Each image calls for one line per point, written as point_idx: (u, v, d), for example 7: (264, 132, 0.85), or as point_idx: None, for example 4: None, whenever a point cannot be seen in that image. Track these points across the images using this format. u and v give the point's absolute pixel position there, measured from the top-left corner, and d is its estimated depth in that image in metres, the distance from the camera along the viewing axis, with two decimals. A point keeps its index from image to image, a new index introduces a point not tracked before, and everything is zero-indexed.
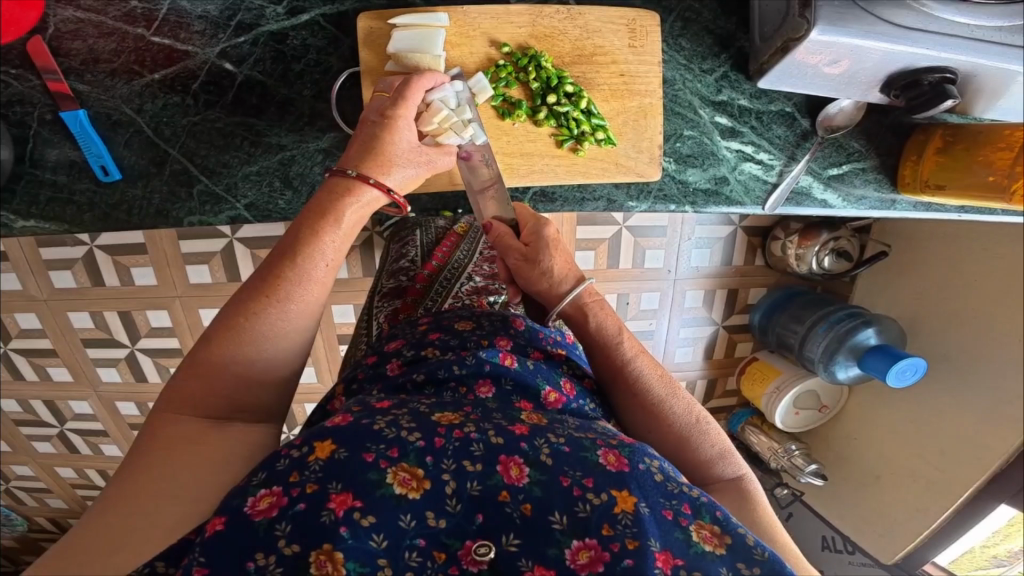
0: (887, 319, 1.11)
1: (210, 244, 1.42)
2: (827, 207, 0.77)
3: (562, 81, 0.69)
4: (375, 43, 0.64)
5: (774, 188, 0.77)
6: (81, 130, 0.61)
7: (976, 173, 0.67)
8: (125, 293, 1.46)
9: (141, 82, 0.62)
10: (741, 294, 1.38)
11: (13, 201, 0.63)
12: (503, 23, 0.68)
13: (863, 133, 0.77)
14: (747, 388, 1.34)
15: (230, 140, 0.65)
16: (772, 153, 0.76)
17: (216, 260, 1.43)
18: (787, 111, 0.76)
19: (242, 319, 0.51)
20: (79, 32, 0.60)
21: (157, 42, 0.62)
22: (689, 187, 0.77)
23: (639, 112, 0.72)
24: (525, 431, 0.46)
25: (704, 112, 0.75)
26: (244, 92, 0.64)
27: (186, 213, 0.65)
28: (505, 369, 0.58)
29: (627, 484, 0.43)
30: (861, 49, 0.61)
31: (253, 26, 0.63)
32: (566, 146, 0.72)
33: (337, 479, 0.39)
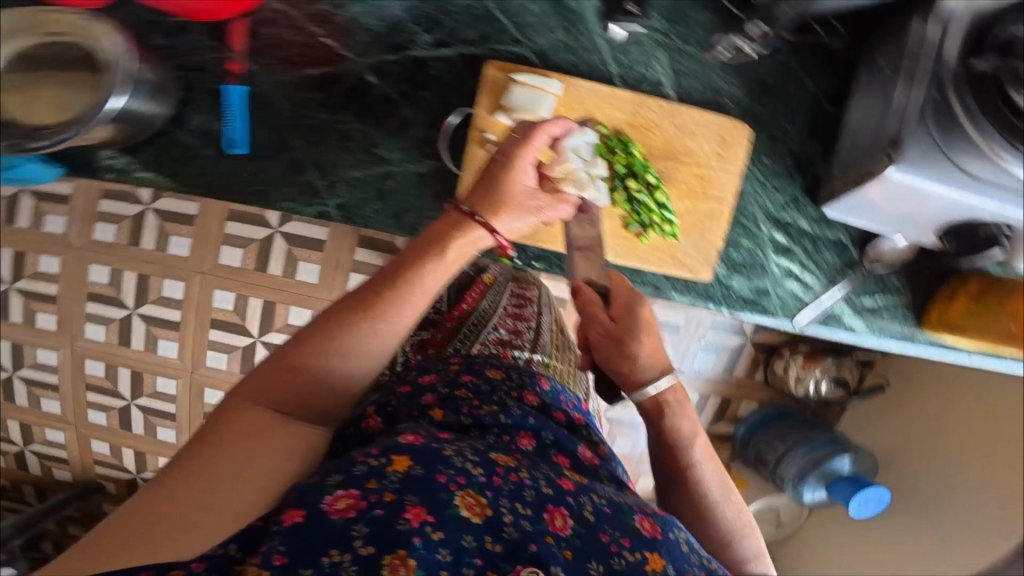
0: (863, 452, 1.23)
1: (252, 232, 1.49)
2: (851, 334, 0.83)
3: (646, 171, 0.78)
4: (496, 92, 0.72)
5: (808, 308, 0.83)
6: (232, 103, 0.68)
7: (1000, 323, 0.75)
8: (154, 259, 1.50)
9: (300, 72, 0.70)
10: (732, 404, 1.41)
11: (147, 152, 0.70)
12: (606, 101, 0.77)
13: (905, 271, 0.83)
14: None
15: (346, 143, 0.71)
16: (815, 276, 0.83)
17: (251, 248, 1.50)
18: (841, 240, 0.83)
19: (334, 328, 0.59)
20: (274, 28, 0.70)
21: (324, 44, 0.70)
22: (732, 292, 0.83)
23: (708, 215, 0.81)
24: (571, 488, 0.51)
25: (765, 227, 0.82)
26: (375, 103, 0.71)
27: (286, 199, 0.71)
28: (539, 425, 0.64)
29: (659, 548, 0.48)
30: (931, 193, 0.65)
31: (401, 48, 0.71)
32: (632, 230, 0.81)
33: (412, 492, 0.45)
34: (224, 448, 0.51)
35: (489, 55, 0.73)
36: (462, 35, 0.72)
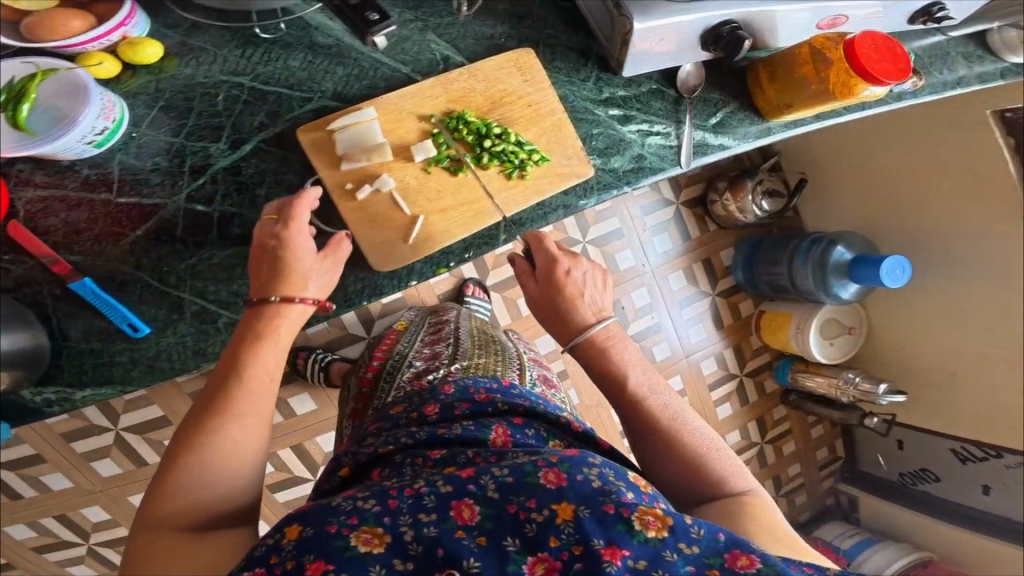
0: (850, 234, 1.19)
1: None
2: (727, 151, 0.73)
3: (489, 126, 0.71)
4: (322, 147, 0.70)
5: (682, 149, 0.72)
6: (93, 294, 0.67)
7: (806, 88, 0.67)
8: (93, 493, 1.26)
9: (129, 240, 0.69)
10: (715, 261, 1.46)
11: (62, 376, 0.67)
12: (423, 98, 0.71)
13: (719, 84, 0.74)
14: (771, 339, 1.44)
15: (232, 271, 0.71)
16: (665, 121, 0.73)
17: None
18: (655, 87, 0.73)
19: (175, 458, 0.54)
20: (47, 208, 0.68)
21: (126, 202, 0.69)
22: (619, 173, 0.72)
23: (555, 125, 0.72)
24: (470, 473, 0.52)
25: (597, 110, 0.73)
26: (226, 226, 0.70)
27: (220, 346, 0.69)
28: (449, 437, 0.66)
29: (565, 495, 0.49)
30: (676, 22, 0.62)
31: (204, 167, 0.70)
32: (514, 176, 0.71)
33: (310, 551, 0.45)
34: (273, 344, 0.61)
35: (292, 123, 0.71)
36: (246, 125, 0.70)
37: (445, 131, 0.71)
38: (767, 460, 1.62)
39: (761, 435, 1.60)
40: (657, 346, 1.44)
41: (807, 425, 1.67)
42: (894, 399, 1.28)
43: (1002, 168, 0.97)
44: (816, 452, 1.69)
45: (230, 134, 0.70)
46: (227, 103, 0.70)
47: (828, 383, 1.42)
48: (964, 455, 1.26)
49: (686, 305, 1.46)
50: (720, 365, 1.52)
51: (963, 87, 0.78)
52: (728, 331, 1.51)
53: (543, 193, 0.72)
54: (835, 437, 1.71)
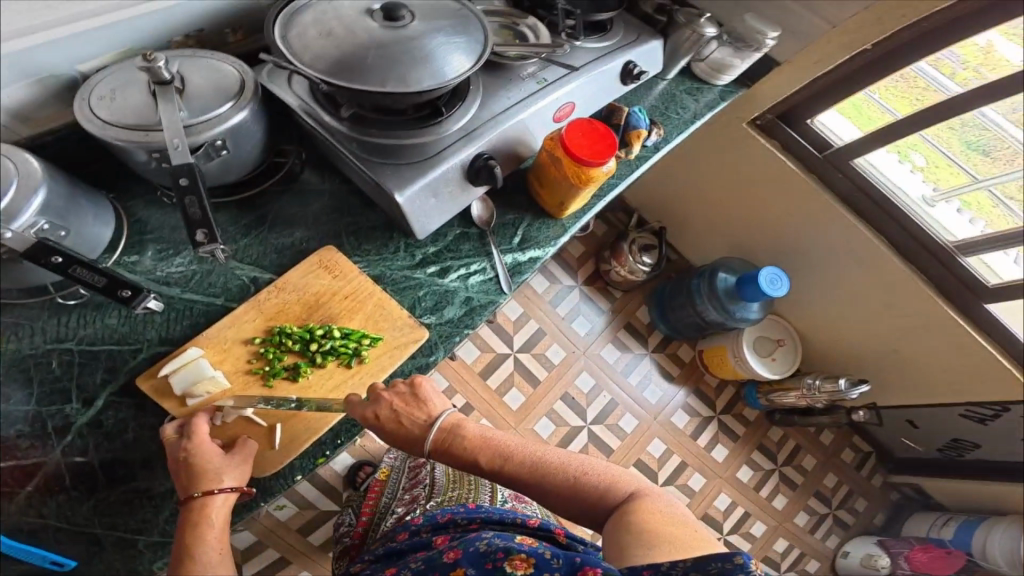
0: (726, 259, 1.24)
1: None
2: (539, 261, 0.76)
3: (312, 329, 0.68)
4: (166, 393, 0.65)
5: (501, 277, 0.74)
6: (7, 546, 0.62)
7: (565, 189, 0.72)
8: None
9: (23, 496, 0.66)
10: (637, 321, 1.49)
11: None
12: (241, 324, 0.68)
13: (507, 204, 0.78)
14: (721, 369, 1.44)
15: (133, 503, 0.67)
16: (478, 258, 0.75)
17: None
18: (459, 232, 0.76)
19: None
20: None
21: (4, 463, 0.66)
22: (455, 321, 0.72)
23: (379, 303, 0.70)
24: (396, 572, 0.57)
25: (417, 273, 0.73)
26: (108, 470, 0.68)
27: (149, 565, 0.66)
28: (398, 553, 0.63)
29: (458, 562, 0.51)
30: (432, 177, 0.67)
31: (66, 427, 0.68)
32: (354, 364, 0.68)
33: None
34: (213, 526, 0.59)
35: (139, 354, 0.70)
36: (93, 377, 0.70)
37: (272, 347, 0.67)
38: (795, 484, 1.56)
39: (773, 461, 1.56)
40: (622, 419, 1.44)
41: (815, 436, 1.61)
42: (860, 390, 1.26)
43: (782, 166, 1.13)
44: (840, 458, 1.62)
45: (80, 395, 0.69)
46: (65, 368, 0.70)
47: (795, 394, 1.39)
48: (980, 417, 1.24)
49: (632, 370, 1.47)
50: (692, 415, 1.51)
51: (700, 118, 0.90)
52: (681, 379, 1.52)
53: (390, 367, 0.68)
54: (850, 435, 1.65)
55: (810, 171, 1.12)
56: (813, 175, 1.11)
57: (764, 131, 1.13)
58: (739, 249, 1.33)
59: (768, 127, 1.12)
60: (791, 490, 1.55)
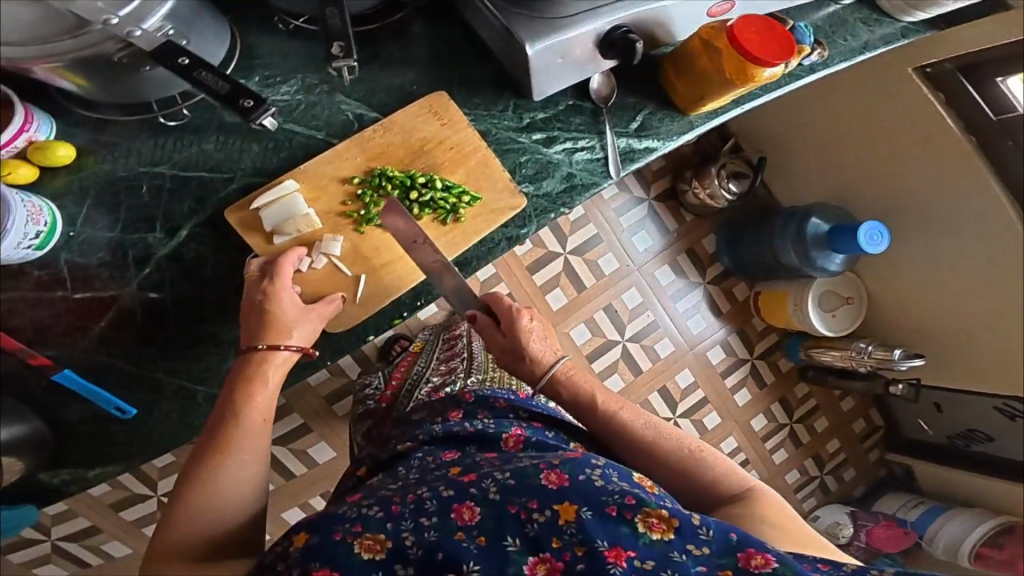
0: (823, 205, 1.16)
1: None
2: (652, 153, 0.70)
3: (414, 175, 0.67)
4: (251, 227, 0.66)
5: (608, 160, 0.70)
6: (76, 384, 0.65)
7: (713, 80, 0.65)
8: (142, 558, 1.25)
9: (94, 332, 0.67)
10: (699, 249, 1.43)
11: (72, 460, 0.68)
12: (342, 160, 0.67)
13: (630, 88, 0.71)
14: (774, 317, 1.41)
15: (200, 349, 0.69)
16: (588, 134, 0.70)
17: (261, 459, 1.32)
18: (572, 102, 0.70)
19: (199, 483, 0.58)
20: (11, 309, 0.65)
21: (82, 296, 0.67)
22: (553, 197, 0.70)
23: (480, 163, 0.68)
24: (473, 479, 0.61)
25: (520, 137, 0.69)
26: (181, 312, 0.68)
27: (204, 417, 0.69)
28: (462, 435, 0.73)
29: (567, 496, 0.56)
30: (568, 34, 0.62)
31: (147, 256, 0.68)
32: (450, 222, 0.68)
33: (315, 559, 0.54)
34: (262, 388, 0.61)
35: (223, 195, 0.68)
36: (178, 209, 0.68)
37: (370, 190, 0.67)
38: (801, 441, 1.57)
39: (789, 416, 1.56)
40: (659, 342, 1.44)
41: (837, 400, 1.61)
42: (911, 363, 1.23)
43: (942, 123, 1.04)
44: (851, 426, 1.63)
45: (162, 224, 0.68)
46: (153, 193, 0.68)
47: (843, 356, 1.34)
48: (1012, 413, 1.21)
49: (681, 297, 1.44)
50: (728, 353, 1.49)
51: (872, 50, 0.80)
52: (728, 316, 1.48)
53: (484, 230, 0.68)
54: (869, 407, 1.64)
55: (975, 134, 1.03)
56: (976, 138, 1.03)
57: (929, 81, 1.04)
58: (835, 195, 1.25)
59: (940, 77, 1.03)
60: (794, 446, 1.57)
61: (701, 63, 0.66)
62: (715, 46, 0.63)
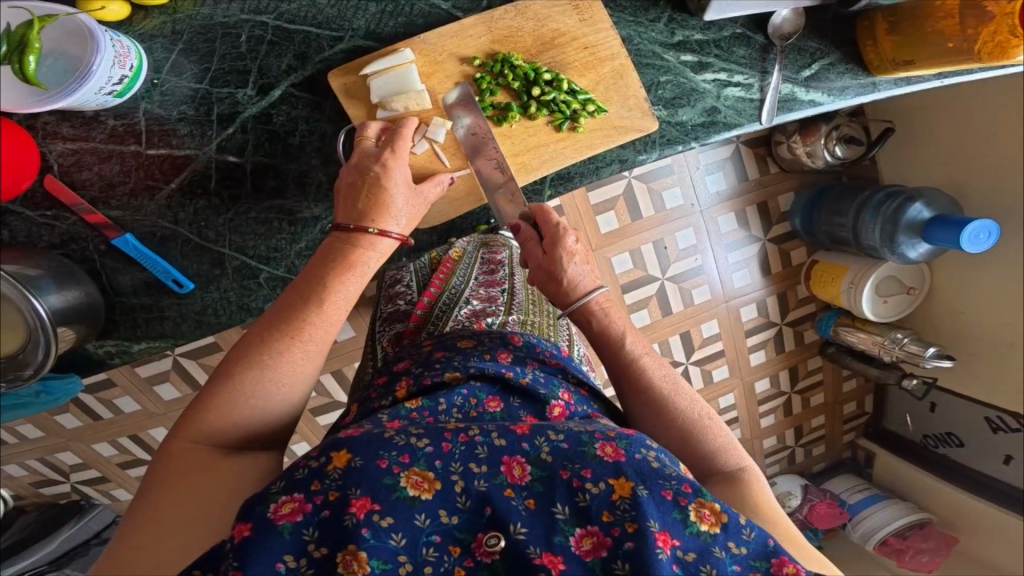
0: (933, 191, 1.08)
1: None
2: (818, 107, 0.69)
3: (539, 71, 0.67)
4: (355, 96, 0.66)
5: (763, 103, 0.69)
6: (135, 251, 0.64)
7: (933, 44, 0.61)
8: (157, 414, 1.28)
9: (163, 194, 0.65)
10: (772, 205, 1.39)
11: (120, 329, 0.67)
12: (464, 38, 0.67)
13: (815, 32, 0.69)
14: (824, 289, 1.36)
15: (269, 226, 0.67)
16: (749, 71, 0.69)
17: None
18: (739, 33, 0.69)
19: (266, 356, 0.52)
20: (79, 162, 0.63)
21: (155, 154, 0.64)
22: (686, 126, 0.70)
23: (616, 74, 0.68)
24: (525, 430, 0.49)
25: (669, 55, 0.69)
26: (259, 177, 0.67)
27: (263, 302, 0.68)
28: (510, 381, 0.61)
29: (624, 470, 0.46)
30: None
31: (233, 115, 0.65)
32: (564, 128, 0.69)
33: (356, 485, 0.43)
34: (357, 275, 0.56)
35: (325, 64, 0.67)
36: (272, 68, 0.66)
37: (487, 80, 0.67)
38: (792, 411, 1.60)
39: (791, 386, 1.57)
40: (696, 289, 1.43)
41: (841, 380, 1.59)
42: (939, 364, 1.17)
43: None
44: (840, 407, 1.63)
45: (253, 81, 0.65)
46: (251, 45, 0.65)
47: (874, 341, 1.31)
48: (998, 425, 1.20)
49: (734, 250, 1.41)
50: (760, 313, 1.47)
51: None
52: (778, 278, 1.45)
53: (602, 144, 0.69)
54: (866, 393, 1.63)
55: None
56: None
57: None
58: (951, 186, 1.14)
59: None
60: (784, 415, 1.60)
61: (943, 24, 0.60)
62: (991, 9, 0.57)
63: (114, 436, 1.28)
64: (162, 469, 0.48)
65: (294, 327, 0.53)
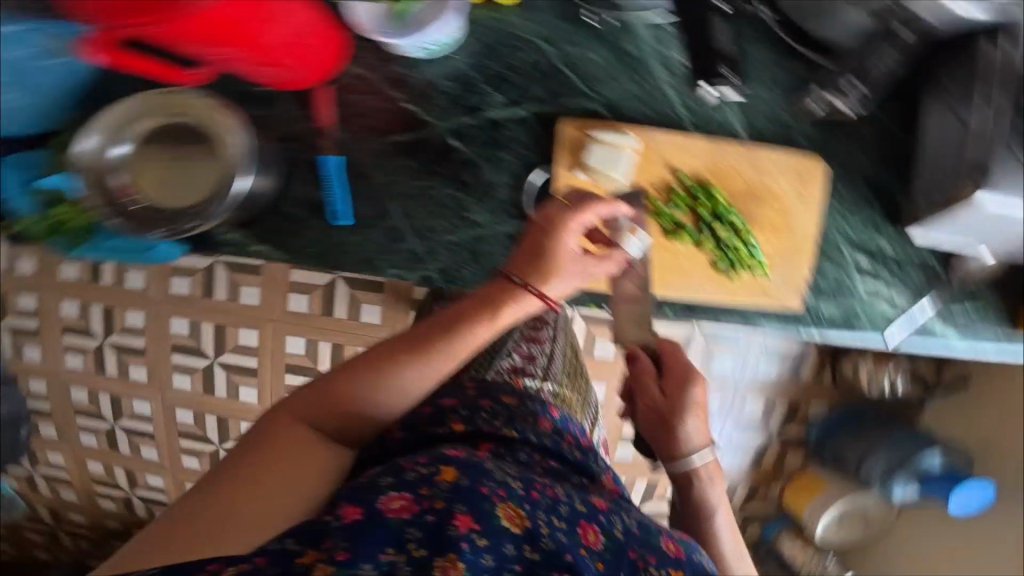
0: (953, 446, 1.16)
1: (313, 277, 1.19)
2: (949, 345, 0.76)
3: (732, 212, 0.74)
4: (573, 150, 0.73)
5: (899, 327, 0.76)
6: (330, 171, 0.73)
7: None
8: (146, 299, 1.21)
9: (387, 139, 0.74)
10: (801, 410, 1.33)
11: (255, 228, 0.75)
12: (685, 150, 0.73)
13: (995, 283, 0.76)
14: (792, 499, 1.33)
15: (442, 211, 0.74)
16: (907, 294, 0.76)
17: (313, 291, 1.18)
18: (925, 258, 0.76)
19: (381, 364, 0.55)
20: (353, 90, 0.74)
21: (405, 107, 0.74)
22: (822, 318, 0.76)
23: (795, 248, 0.75)
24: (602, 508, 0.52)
25: (846, 251, 0.75)
26: (462, 167, 0.74)
27: (390, 268, 0.75)
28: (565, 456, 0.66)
29: (683, 567, 0.48)
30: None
31: (476, 110, 0.74)
32: (721, 268, 0.75)
33: (461, 501, 0.46)
34: (489, 322, 0.58)
35: (563, 112, 0.74)
36: (528, 92, 0.73)
37: (681, 198, 0.74)
38: None
39: None
40: None
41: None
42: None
43: None
44: None
45: (507, 96, 0.74)
46: (528, 65, 0.73)
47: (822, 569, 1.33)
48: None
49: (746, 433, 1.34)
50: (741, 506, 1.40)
51: None
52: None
53: (745, 297, 0.76)
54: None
55: None
56: None
57: None
58: None
59: None
60: None
61: None
62: None
63: (90, 301, 1.22)
64: (263, 438, 0.52)
65: (412, 347, 0.56)
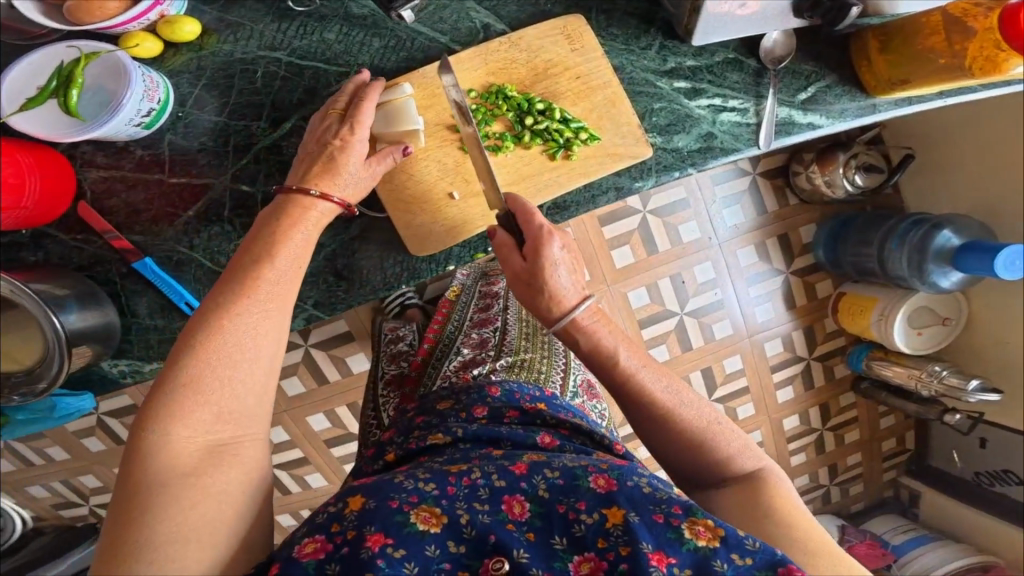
0: (960, 219, 1.04)
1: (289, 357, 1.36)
2: (816, 129, 0.73)
3: (533, 100, 0.70)
4: None
5: (759, 126, 0.73)
6: (151, 274, 0.69)
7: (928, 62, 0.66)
8: None
9: (181, 220, 0.70)
10: (793, 239, 1.34)
11: (132, 350, 0.71)
12: (462, 70, 0.70)
13: (809, 56, 0.73)
14: (850, 324, 1.29)
15: None
16: (743, 98, 0.73)
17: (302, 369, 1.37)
18: (731, 57, 0.73)
19: None
20: (109, 189, 0.70)
21: (177, 181, 0.70)
22: (682, 152, 0.72)
23: (609, 101, 0.71)
24: (524, 470, 0.50)
25: (662, 82, 0.72)
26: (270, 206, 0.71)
27: None
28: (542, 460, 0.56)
29: (616, 500, 0.46)
30: None
31: (247, 145, 0.70)
32: (559, 156, 0.71)
33: (371, 522, 0.44)
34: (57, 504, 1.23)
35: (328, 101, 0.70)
36: (297, 93, 0.70)
37: (484, 106, 0.70)
38: (825, 449, 1.46)
39: (823, 422, 1.44)
40: (717, 324, 1.37)
41: (878, 416, 1.46)
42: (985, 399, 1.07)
43: None
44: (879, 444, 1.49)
45: (269, 113, 0.70)
46: (267, 81, 0.70)
47: (908, 373, 1.21)
48: None
49: (756, 282, 1.36)
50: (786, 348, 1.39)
51: None
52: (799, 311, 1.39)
53: (592, 172, 0.71)
54: (907, 428, 1.48)
55: None
56: None
57: None
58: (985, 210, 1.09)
59: None
60: (817, 454, 1.46)
61: (931, 41, 0.65)
62: (973, 25, 0.63)
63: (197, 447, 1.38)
64: None
65: None
